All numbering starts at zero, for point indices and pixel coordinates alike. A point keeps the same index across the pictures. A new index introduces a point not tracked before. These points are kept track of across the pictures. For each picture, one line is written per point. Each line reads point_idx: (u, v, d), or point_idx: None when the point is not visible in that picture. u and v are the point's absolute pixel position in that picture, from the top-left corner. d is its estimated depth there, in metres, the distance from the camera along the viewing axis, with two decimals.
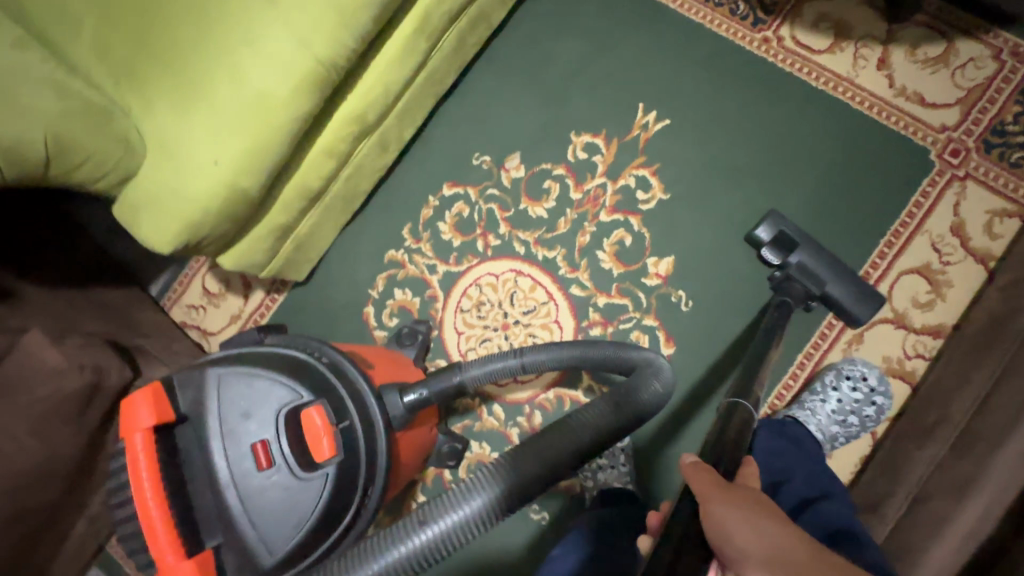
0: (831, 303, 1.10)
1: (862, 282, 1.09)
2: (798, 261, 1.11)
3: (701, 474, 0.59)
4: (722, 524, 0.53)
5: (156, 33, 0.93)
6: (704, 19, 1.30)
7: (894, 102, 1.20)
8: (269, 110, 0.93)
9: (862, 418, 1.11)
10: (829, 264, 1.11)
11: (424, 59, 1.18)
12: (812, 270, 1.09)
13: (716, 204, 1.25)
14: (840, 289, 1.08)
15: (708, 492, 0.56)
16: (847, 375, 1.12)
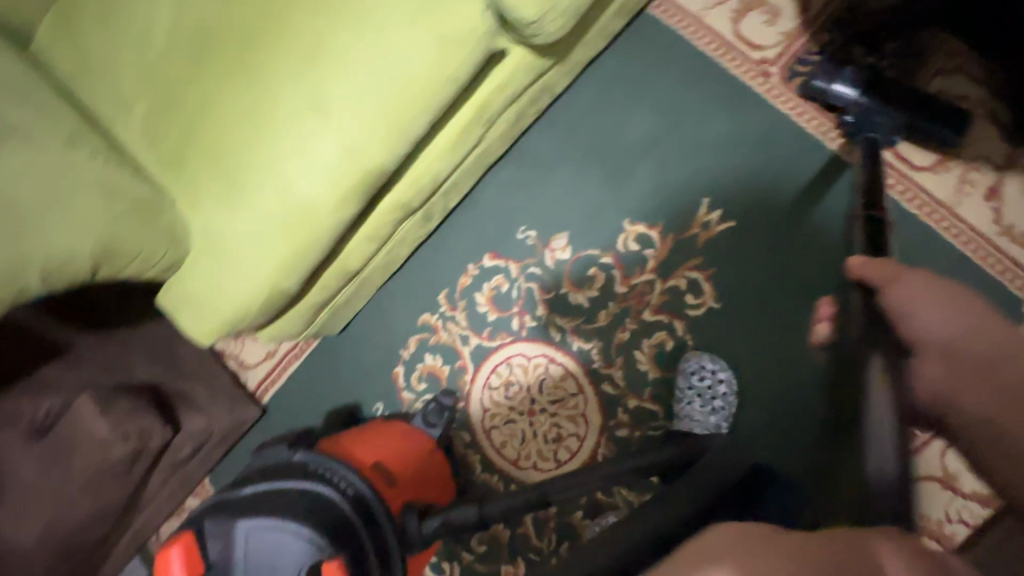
0: (918, 132, 1.04)
1: (939, 103, 1.02)
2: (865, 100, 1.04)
3: (883, 263, 0.65)
4: (908, 299, 0.63)
5: (202, 128, 0.89)
6: (793, 110, 1.16)
7: (995, 241, 1.06)
8: (311, 222, 0.89)
9: (726, 399, 1.14)
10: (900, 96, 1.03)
11: (478, 140, 1.10)
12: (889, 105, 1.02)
13: (770, 322, 1.16)
14: (925, 109, 1.02)
15: (895, 275, 0.64)
16: (690, 372, 1.16)
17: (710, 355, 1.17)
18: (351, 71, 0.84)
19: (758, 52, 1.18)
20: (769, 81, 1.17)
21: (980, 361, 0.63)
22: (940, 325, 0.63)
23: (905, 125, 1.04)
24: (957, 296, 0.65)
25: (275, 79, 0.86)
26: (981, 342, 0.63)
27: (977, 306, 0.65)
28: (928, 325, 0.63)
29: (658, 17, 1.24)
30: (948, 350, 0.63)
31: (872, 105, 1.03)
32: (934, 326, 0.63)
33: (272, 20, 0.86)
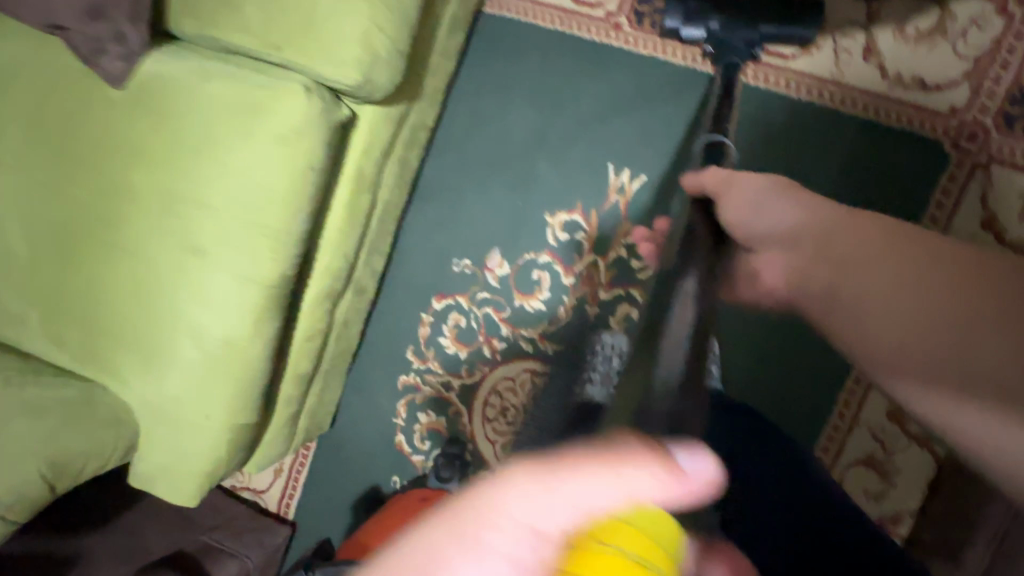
0: (773, 40, 1.02)
1: (780, 0, 1.01)
2: (718, 25, 1.00)
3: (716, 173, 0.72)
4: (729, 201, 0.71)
5: (98, 312, 0.89)
6: (655, 49, 1.15)
7: (890, 95, 1.05)
8: (235, 355, 0.88)
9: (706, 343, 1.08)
10: (745, 7, 1.00)
11: (372, 204, 1.09)
12: (739, 24, 0.99)
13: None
14: (772, 16, 0.99)
15: (727, 181, 0.72)
16: None
17: None
18: (211, 203, 0.83)
19: (601, 9, 1.17)
20: (623, 32, 1.16)
21: (813, 239, 0.68)
22: (772, 217, 0.71)
23: (761, 37, 1.01)
24: (787, 188, 0.72)
25: (144, 239, 0.85)
26: (813, 220, 0.69)
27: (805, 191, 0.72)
28: (762, 222, 0.71)
29: (496, 15, 1.24)
30: (783, 241, 0.70)
31: (724, 30, 1.00)
32: (765, 221, 0.71)
33: (118, 186, 0.85)
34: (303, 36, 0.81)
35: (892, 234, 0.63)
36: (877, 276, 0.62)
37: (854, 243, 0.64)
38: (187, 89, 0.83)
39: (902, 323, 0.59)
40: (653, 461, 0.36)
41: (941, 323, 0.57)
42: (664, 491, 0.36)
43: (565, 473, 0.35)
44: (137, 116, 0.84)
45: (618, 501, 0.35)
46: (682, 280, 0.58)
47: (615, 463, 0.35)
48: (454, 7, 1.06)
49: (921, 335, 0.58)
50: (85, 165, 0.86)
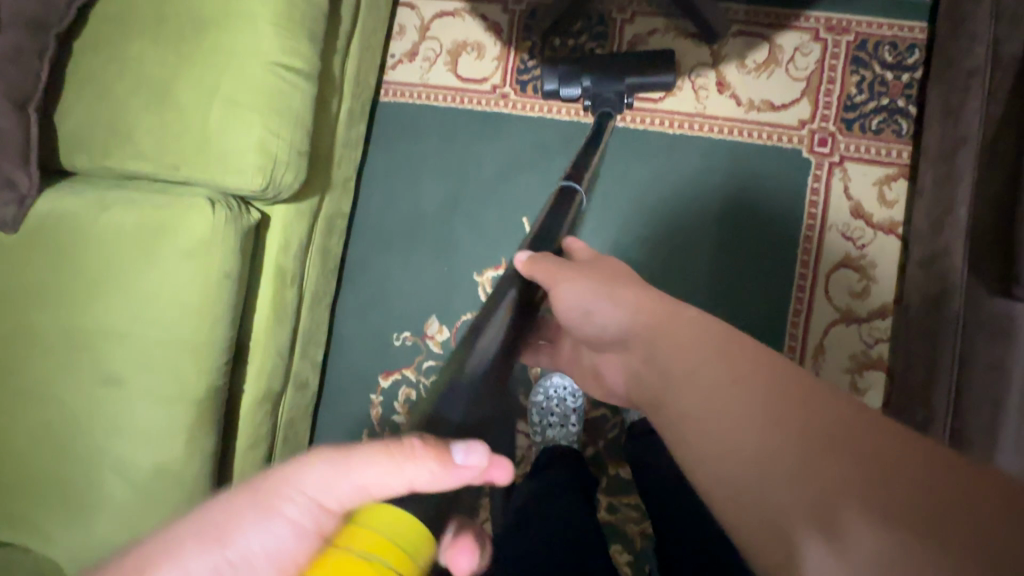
0: (641, 87, 1.15)
1: (640, 54, 1.14)
2: (590, 81, 1.14)
3: (542, 266, 0.67)
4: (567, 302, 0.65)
5: (13, 467, 0.83)
6: (543, 110, 1.27)
7: (749, 118, 1.20)
8: (173, 479, 0.84)
9: None
10: (609, 63, 1.14)
11: (299, 296, 1.10)
12: (607, 78, 1.13)
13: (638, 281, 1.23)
14: (633, 68, 1.13)
15: (556, 276, 0.66)
16: None
17: None
18: (126, 328, 0.82)
19: (486, 83, 1.28)
20: (510, 100, 1.27)
21: (646, 352, 0.59)
22: (600, 321, 0.64)
23: (628, 87, 1.14)
24: (617, 284, 0.63)
25: (54, 379, 0.81)
26: (642, 323, 0.60)
27: (643, 287, 0.64)
28: (594, 324, 0.65)
29: (393, 101, 1.33)
30: (616, 344, 0.65)
31: (596, 85, 1.13)
32: (597, 327, 0.65)
33: (23, 330, 0.82)
34: (201, 153, 0.85)
35: (744, 366, 0.50)
36: (714, 413, 0.50)
37: (710, 385, 0.51)
38: (86, 221, 0.83)
39: (755, 493, 0.46)
40: (423, 455, 0.42)
41: (774, 486, 0.44)
42: (432, 484, 0.41)
43: (354, 461, 0.42)
44: (35, 256, 0.82)
45: (390, 483, 0.40)
46: (482, 336, 0.61)
47: (390, 451, 0.42)
48: (351, 102, 1.13)
49: (783, 503, 0.44)
50: None
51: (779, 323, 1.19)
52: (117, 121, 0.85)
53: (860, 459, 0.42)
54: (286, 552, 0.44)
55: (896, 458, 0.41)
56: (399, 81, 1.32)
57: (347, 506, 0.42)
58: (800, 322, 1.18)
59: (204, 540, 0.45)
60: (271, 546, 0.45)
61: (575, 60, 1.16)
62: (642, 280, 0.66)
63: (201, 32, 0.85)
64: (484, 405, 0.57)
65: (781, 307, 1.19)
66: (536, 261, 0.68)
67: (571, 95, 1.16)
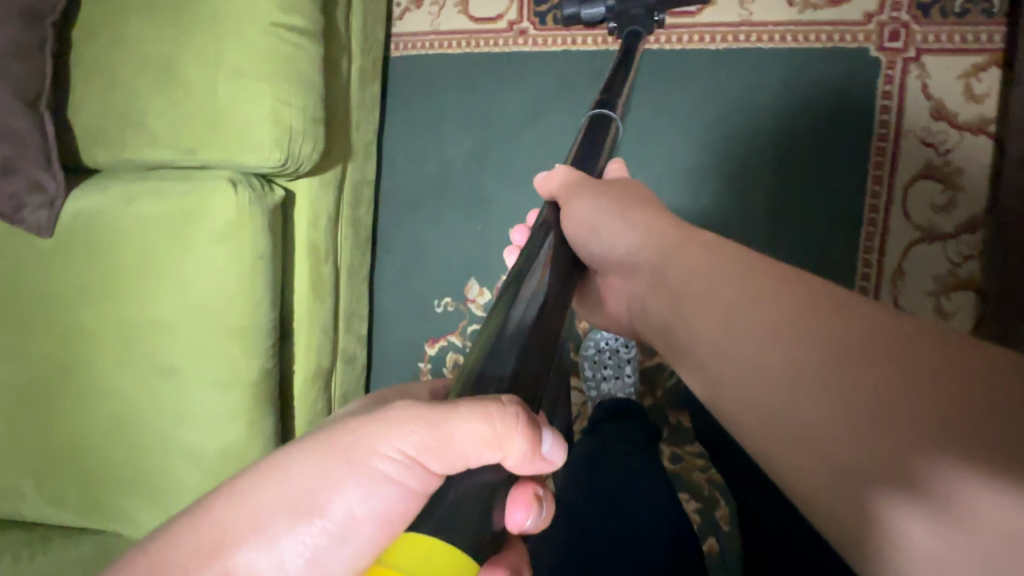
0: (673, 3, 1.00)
1: None
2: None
3: (564, 180, 0.68)
4: (581, 217, 0.66)
5: (89, 461, 0.86)
6: (567, 43, 1.15)
7: (804, 19, 1.05)
8: (239, 461, 0.86)
9: None
10: None
11: (336, 271, 1.08)
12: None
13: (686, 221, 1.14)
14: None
15: (573, 192, 0.67)
16: None
17: None
18: (171, 320, 0.82)
19: (502, 21, 1.17)
20: (530, 36, 1.17)
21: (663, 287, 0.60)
22: (610, 241, 0.66)
23: (659, 3, 0.99)
24: (633, 208, 0.66)
25: (114, 377, 0.82)
26: (653, 248, 0.62)
27: (654, 209, 0.67)
28: (604, 244, 0.66)
29: (405, 56, 1.24)
30: (627, 269, 0.67)
31: (621, 4, 1.00)
32: (606, 243, 0.66)
33: (70, 332, 0.82)
34: (215, 132, 0.81)
35: (749, 275, 0.52)
36: (733, 338, 0.50)
37: (721, 304, 0.52)
38: (116, 217, 0.81)
39: (768, 398, 0.46)
40: (519, 424, 0.39)
41: (794, 404, 0.44)
42: (512, 464, 0.40)
43: (453, 426, 0.38)
44: (75, 259, 0.82)
45: (480, 455, 0.38)
46: (524, 291, 0.53)
47: (485, 414, 0.38)
48: (361, 60, 1.06)
49: (807, 410, 0.42)
50: (32, 322, 0.83)
51: (849, 249, 1.08)
52: (128, 108, 0.82)
53: (883, 345, 0.41)
54: (390, 515, 0.39)
55: (925, 346, 0.39)
56: (409, 32, 1.23)
57: (448, 473, 0.40)
58: (873, 246, 1.07)
59: (288, 509, 0.40)
60: (374, 508, 0.40)
61: None
62: (657, 206, 0.68)
63: (196, 0, 0.79)
64: (542, 358, 0.49)
65: (851, 231, 1.07)
66: (567, 174, 0.68)
67: (593, 16, 1.02)
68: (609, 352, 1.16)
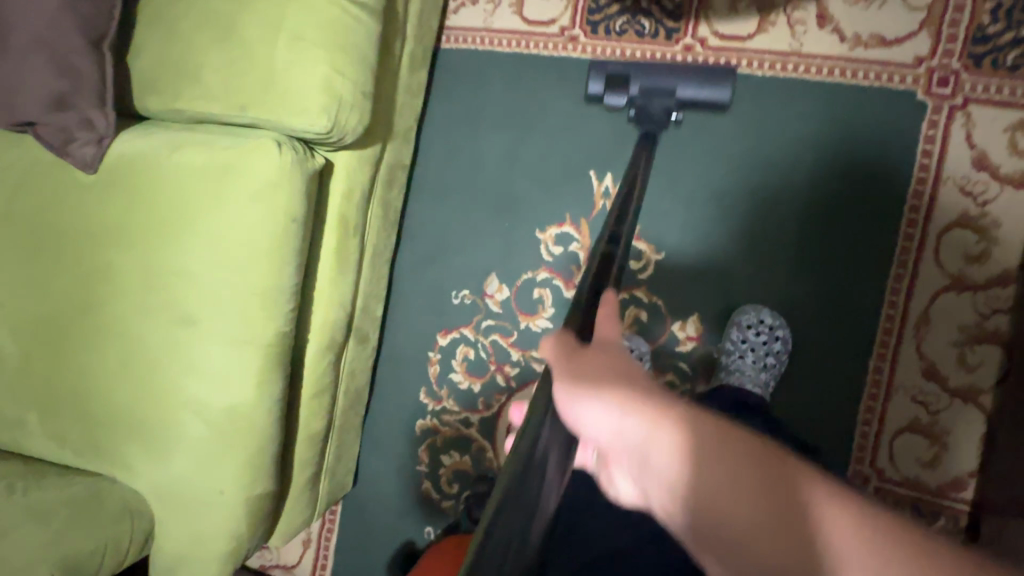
0: (691, 103, 1.02)
1: (700, 64, 1.01)
2: (639, 88, 1.02)
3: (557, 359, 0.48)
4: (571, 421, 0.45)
5: (92, 404, 0.84)
6: (616, 55, 1.17)
7: (854, 56, 1.06)
8: (244, 421, 0.86)
9: (777, 355, 1.08)
10: (663, 68, 1.01)
11: (361, 249, 1.08)
12: (657, 90, 1.01)
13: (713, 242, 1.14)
14: (690, 80, 0.99)
15: (563, 385, 0.45)
16: (747, 325, 1.09)
17: (770, 309, 1.09)
18: (196, 271, 0.82)
19: (554, 26, 1.19)
20: (579, 43, 1.18)
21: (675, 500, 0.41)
22: (596, 428, 0.44)
23: (676, 102, 1.02)
24: (620, 394, 0.44)
25: (131, 321, 0.82)
26: (659, 439, 0.42)
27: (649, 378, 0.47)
28: (590, 436, 0.44)
29: (454, 49, 1.26)
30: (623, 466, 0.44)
31: (643, 97, 1.02)
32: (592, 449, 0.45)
33: (94, 271, 0.81)
34: (267, 94, 0.82)
35: (779, 515, 0.38)
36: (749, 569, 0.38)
37: (743, 525, 0.38)
38: (156, 162, 0.81)
39: None
40: None
41: None
42: None
43: None
44: (110, 197, 0.81)
45: None
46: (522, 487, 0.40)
47: None
48: (413, 46, 1.08)
49: None
50: (54, 255, 0.82)
51: (876, 290, 1.07)
52: (185, 59, 0.83)
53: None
54: None
55: None
56: (461, 26, 1.25)
57: None
58: (901, 290, 1.06)
59: None
60: None
61: (626, 64, 1.03)
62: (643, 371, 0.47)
63: None
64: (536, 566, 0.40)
65: (879, 272, 1.07)
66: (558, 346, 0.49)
67: (614, 105, 1.03)
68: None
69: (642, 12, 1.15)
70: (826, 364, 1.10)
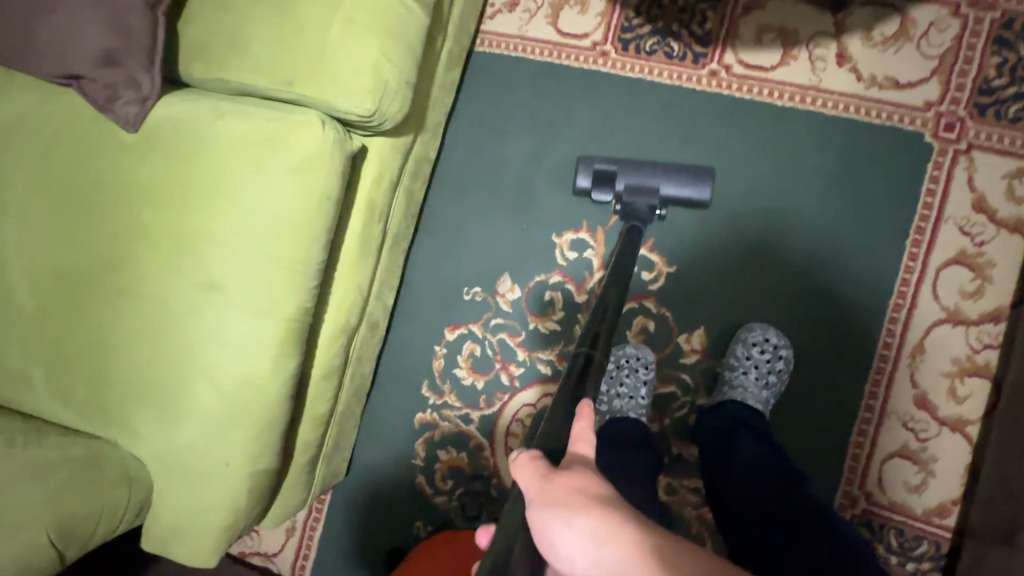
0: (672, 201, 1.11)
1: (683, 168, 1.11)
2: (625, 185, 1.10)
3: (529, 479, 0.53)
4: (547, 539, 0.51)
5: (104, 363, 0.83)
6: (644, 72, 1.21)
7: (868, 95, 1.12)
8: (257, 393, 0.86)
9: (779, 374, 1.11)
10: (650, 169, 1.11)
11: (383, 235, 1.09)
12: (642, 186, 1.10)
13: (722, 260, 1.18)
14: (671, 181, 1.10)
15: (540, 506, 0.51)
16: (752, 343, 1.12)
17: (776, 329, 1.12)
18: (226, 237, 0.81)
19: (587, 39, 1.24)
20: (610, 59, 1.23)
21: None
22: (564, 549, 0.51)
23: (660, 200, 1.10)
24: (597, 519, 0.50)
25: (155, 282, 0.81)
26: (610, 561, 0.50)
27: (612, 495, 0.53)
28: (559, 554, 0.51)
29: (486, 52, 1.30)
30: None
31: (629, 193, 1.09)
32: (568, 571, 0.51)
33: (123, 229, 0.81)
34: (315, 72, 0.84)
35: None
36: None
37: None
38: (198, 127, 0.82)
39: None
40: None
41: None
42: None
43: None
44: (147, 157, 0.81)
45: None
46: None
47: None
48: (451, 44, 1.11)
49: None
50: (82, 210, 0.81)
51: (876, 318, 1.12)
52: (236, 30, 0.84)
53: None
54: None
55: None
56: (496, 31, 1.29)
57: None
58: (899, 319, 1.11)
59: None
60: None
61: (615, 162, 1.13)
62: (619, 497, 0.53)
63: None
64: None
65: (880, 301, 1.11)
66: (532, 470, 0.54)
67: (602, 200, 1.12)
68: (626, 371, 1.17)
69: (672, 35, 1.20)
70: (824, 385, 1.13)
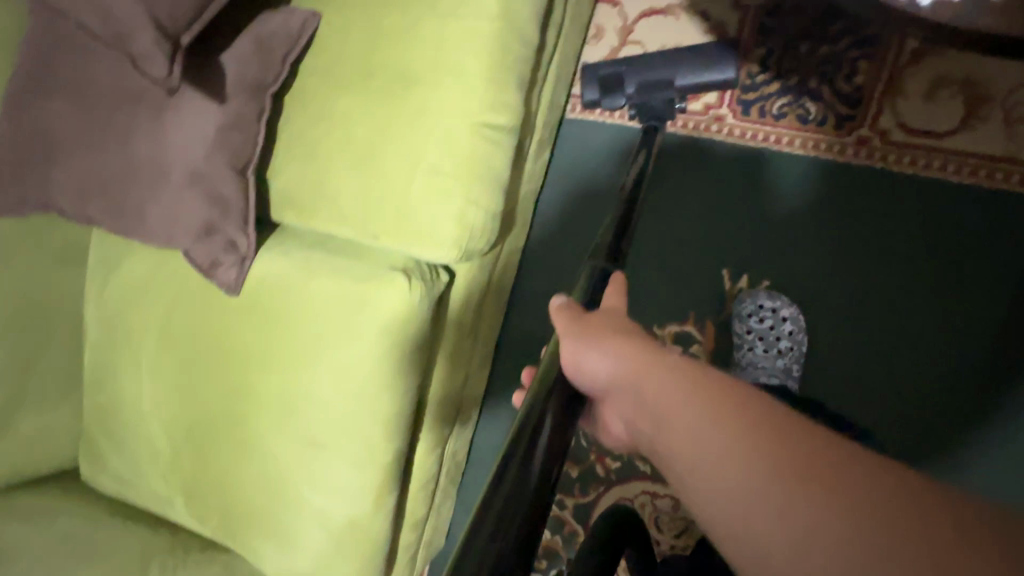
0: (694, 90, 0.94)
1: (694, 50, 0.93)
2: (636, 85, 0.94)
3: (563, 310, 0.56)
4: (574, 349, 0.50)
5: (230, 498, 0.90)
6: (772, 142, 1.00)
7: None
8: (360, 530, 0.89)
9: (792, 339, 0.99)
10: (659, 63, 0.93)
11: (473, 342, 1.05)
12: (653, 83, 0.93)
13: (764, 321, 0.99)
14: (686, 67, 0.91)
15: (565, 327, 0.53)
16: (747, 315, 1.01)
17: (762, 292, 1.01)
18: (325, 393, 0.82)
19: (699, 102, 1.04)
20: (726, 125, 1.03)
21: (647, 411, 0.47)
22: (592, 373, 0.50)
23: (678, 92, 0.93)
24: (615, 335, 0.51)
25: (267, 433, 0.85)
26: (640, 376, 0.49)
27: (646, 341, 0.51)
28: (588, 380, 0.50)
29: (578, 119, 1.15)
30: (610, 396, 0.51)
31: (642, 92, 0.94)
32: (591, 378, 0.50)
33: (238, 383, 0.85)
34: (401, 224, 0.79)
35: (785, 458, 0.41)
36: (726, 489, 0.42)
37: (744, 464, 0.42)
38: (294, 287, 0.82)
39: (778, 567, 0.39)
40: None
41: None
42: None
43: None
44: (250, 318, 0.83)
45: None
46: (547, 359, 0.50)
47: None
48: (541, 132, 1.00)
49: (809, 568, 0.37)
50: (201, 364, 0.86)
51: None
52: (321, 182, 0.81)
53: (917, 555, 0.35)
54: None
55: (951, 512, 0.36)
56: None
57: None
58: None
59: None
60: None
61: (625, 69, 0.95)
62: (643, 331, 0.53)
63: (406, 87, 0.75)
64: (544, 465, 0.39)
65: None
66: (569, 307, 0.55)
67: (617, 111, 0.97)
68: None
69: (810, 94, 0.97)
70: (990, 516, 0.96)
